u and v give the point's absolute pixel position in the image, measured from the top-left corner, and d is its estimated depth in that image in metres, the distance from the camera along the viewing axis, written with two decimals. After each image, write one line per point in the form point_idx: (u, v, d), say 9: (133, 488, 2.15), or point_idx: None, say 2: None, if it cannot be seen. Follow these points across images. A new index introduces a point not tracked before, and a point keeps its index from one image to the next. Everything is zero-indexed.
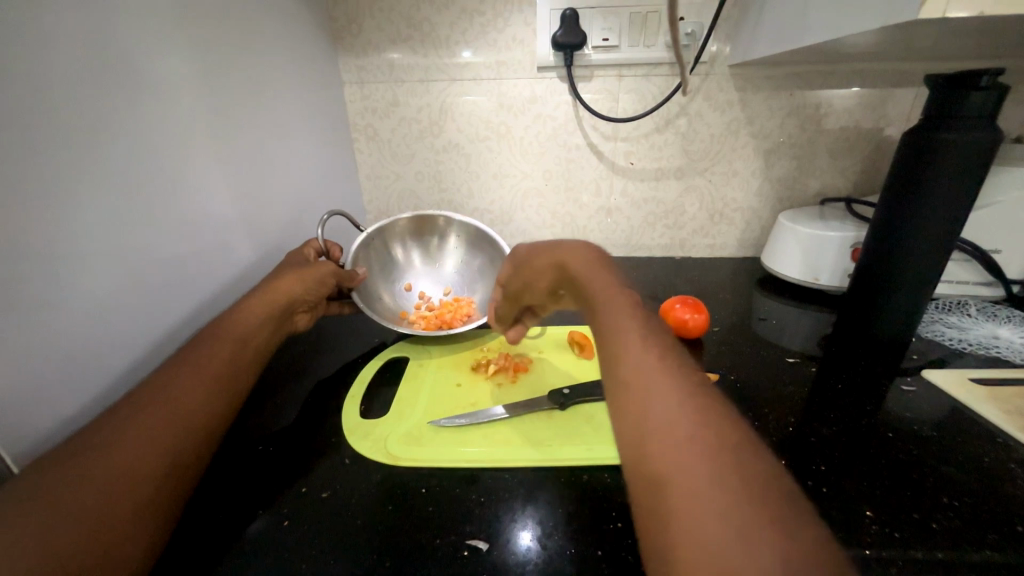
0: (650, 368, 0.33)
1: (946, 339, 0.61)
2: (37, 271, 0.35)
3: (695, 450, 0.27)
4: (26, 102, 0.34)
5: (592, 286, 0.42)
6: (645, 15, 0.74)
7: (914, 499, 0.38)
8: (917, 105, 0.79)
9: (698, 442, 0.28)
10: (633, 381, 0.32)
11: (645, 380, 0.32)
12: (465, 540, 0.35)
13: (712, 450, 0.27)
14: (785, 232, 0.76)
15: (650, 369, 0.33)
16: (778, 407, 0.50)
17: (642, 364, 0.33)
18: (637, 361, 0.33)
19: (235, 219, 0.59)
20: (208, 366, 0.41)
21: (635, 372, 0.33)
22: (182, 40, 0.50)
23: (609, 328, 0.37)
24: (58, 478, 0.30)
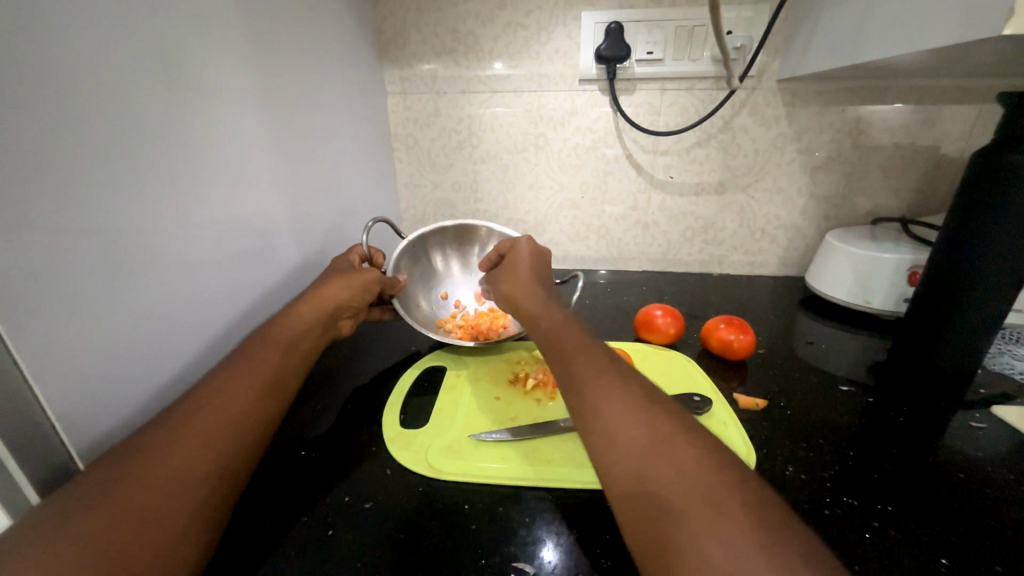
0: (612, 391, 0.37)
1: (1015, 372, 0.58)
2: (105, 273, 0.37)
3: (664, 458, 0.31)
4: (101, 111, 0.36)
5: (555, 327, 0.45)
6: (691, 28, 0.74)
7: (993, 549, 0.36)
8: (979, 124, 0.75)
9: (664, 450, 0.32)
10: (598, 405, 0.36)
11: (608, 401, 0.36)
12: (510, 562, 0.34)
13: (677, 456, 0.31)
14: (835, 252, 0.73)
15: (611, 394, 0.36)
16: (834, 439, 0.47)
17: (602, 388, 0.37)
18: (596, 385, 0.37)
19: (283, 225, 0.61)
20: (259, 370, 0.42)
21: (599, 395, 0.37)
22: (240, 51, 0.52)
23: (574, 370, 0.40)
24: (121, 478, 0.31)
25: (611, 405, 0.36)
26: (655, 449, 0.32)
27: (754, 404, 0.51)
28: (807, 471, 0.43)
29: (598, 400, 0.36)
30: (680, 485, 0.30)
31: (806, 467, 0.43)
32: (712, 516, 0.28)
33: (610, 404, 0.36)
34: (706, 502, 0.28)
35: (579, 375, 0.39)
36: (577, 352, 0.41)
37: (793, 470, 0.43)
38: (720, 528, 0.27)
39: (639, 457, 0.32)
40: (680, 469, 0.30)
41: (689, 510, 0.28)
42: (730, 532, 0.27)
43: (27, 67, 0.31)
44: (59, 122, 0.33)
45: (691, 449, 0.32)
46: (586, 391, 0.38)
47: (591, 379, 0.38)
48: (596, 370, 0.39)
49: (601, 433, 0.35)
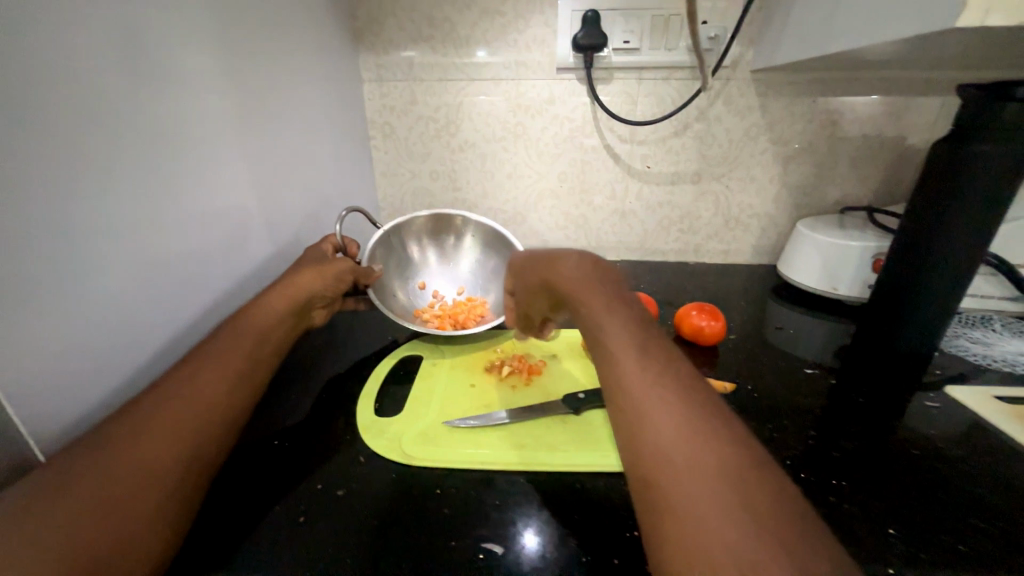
0: (646, 377, 0.32)
1: (969, 354, 0.60)
2: (66, 263, 0.36)
3: (688, 453, 0.28)
4: (56, 95, 0.35)
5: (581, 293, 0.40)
6: (667, 18, 0.74)
7: (940, 520, 0.38)
8: (942, 115, 0.77)
9: (692, 445, 0.28)
10: (631, 391, 0.32)
11: (643, 387, 0.32)
12: (481, 544, 0.35)
13: (705, 452, 0.28)
14: (805, 240, 0.75)
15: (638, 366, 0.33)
16: (797, 420, 0.49)
17: (638, 371, 0.32)
18: (634, 368, 0.33)
19: (255, 214, 0.60)
20: (230, 360, 0.41)
21: (629, 379, 0.32)
22: (207, 34, 0.50)
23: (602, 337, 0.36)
24: (86, 468, 0.30)
25: (645, 391, 0.31)
26: (680, 443, 0.29)
27: (723, 388, 0.53)
28: (771, 451, 0.45)
29: (630, 385, 0.32)
30: (705, 486, 0.27)
31: (770, 447, 0.45)
32: (736, 523, 0.25)
33: (642, 389, 0.32)
34: (730, 507, 0.26)
35: (613, 356, 0.34)
36: (612, 331, 0.36)
37: None
38: (743, 536, 0.24)
39: (662, 450, 0.29)
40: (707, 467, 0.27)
41: (716, 509, 0.26)
42: (755, 543, 0.24)
43: None
44: (12, 107, 0.32)
45: (718, 446, 0.28)
46: (621, 374, 0.33)
47: (627, 360, 0.33)
48: (634, 351, 0.34)
49: (628, 422, 0.31)
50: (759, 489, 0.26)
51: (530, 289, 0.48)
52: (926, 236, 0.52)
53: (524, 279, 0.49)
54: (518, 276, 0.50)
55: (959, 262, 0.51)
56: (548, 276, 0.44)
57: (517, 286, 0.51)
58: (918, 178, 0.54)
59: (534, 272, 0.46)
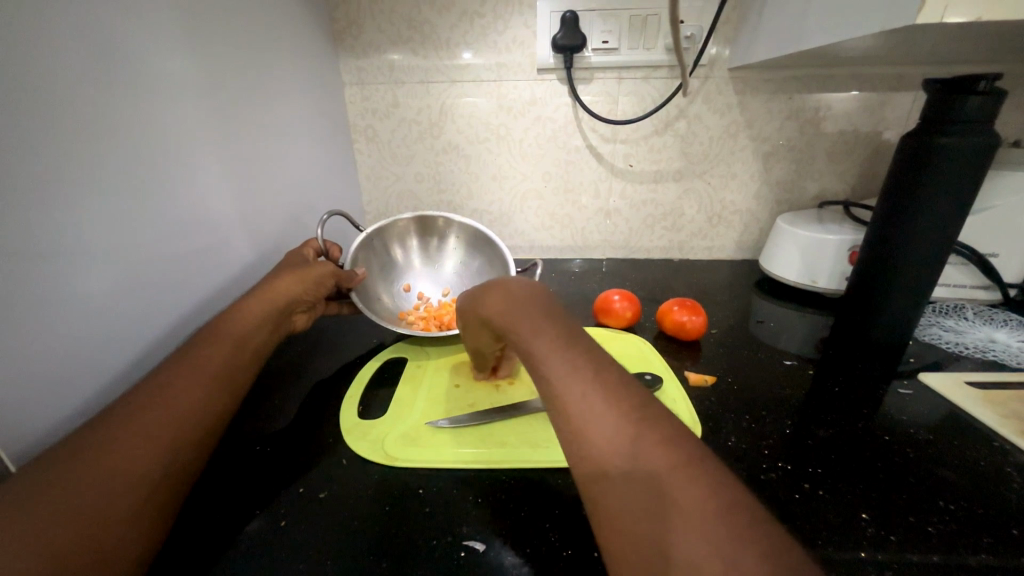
0: (585, 394, 0.32)
1: (943, 342, 0.62)
2: (37, 272, 0.35)
3: (634, 462, 0.28)
4: (26, 101, 0.34)
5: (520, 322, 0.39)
6: (644, 18, 0.75)
7: (909, 502, 0.39)
8: (914, 110, 0.79)
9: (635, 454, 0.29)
10: (571, 412, 0.32)
11: (584, 404, 0.31)
12: (462, 541, 0.35)
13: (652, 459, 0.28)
14: (784, 235, 0.76)
15: (583, 390, 0.32)
16: (776, 410, 0.50)
17: (577, 390, 0.32)
18: (574, 388, 0.32)
19: (235, 220, 0.59)
20: (207, 366, 0.41)
21: (569, 398, 0.32)
22: (182, 39, 0.50)
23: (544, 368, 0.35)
24: (56, 478, 0.30)
25: (587, 408, 0.31)
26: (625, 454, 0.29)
27: (703, 381, 0.54)
28: (749, 441, 0.45)
29: (570, 405, 0.32)
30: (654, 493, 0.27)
31: (749, 437, 0.46)
32: (684, 526, 0.25)
33: (585, 407, 0.31)
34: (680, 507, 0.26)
35: (552, 378, 0.34)
36: (548, 352, 0.35)
37: (735, 441, 0.45)
38: (692, 535, 0.25)
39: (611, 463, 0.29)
40: (654, 474, 0.28)
41: (681, 519, 0.25)
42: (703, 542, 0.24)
43: None
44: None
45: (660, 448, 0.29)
46: (561, 397, 0.33)
47: (565, 379, 0.33)
48: (573, 371, 0.33)
49: (576, 444, 0.31)
50: (703, 484, 0.27)
51: (473, 327, 0.47)
52: (890, 244, 0.54)
53: (468, 319, 0.48)
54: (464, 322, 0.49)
55: (931, 260, 0.52)
56: (482, 310, 0.44)
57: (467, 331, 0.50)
58: (884, 189, 0.55)
59: (472, 307, 0.46)
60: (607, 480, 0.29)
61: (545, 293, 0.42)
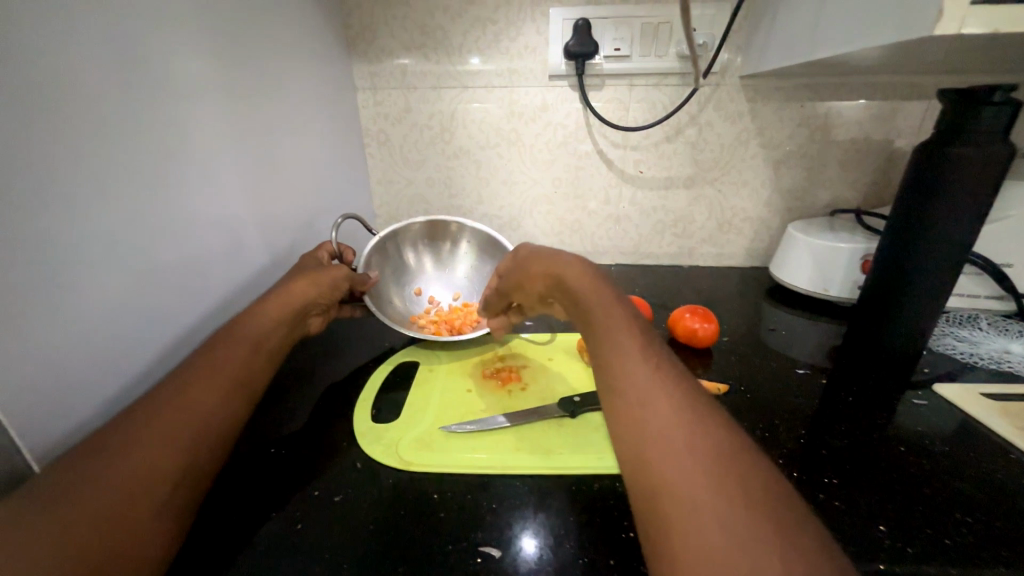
0: (641, 376, 0.34)
1: (956, 352, 0.61)
2: (60, 274, 0.36)
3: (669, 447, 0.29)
4: (54, 106, 0.35)
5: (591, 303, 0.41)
6: (656, 26, 0.75)
7: (926, 514, 0.38)
8: (927, 119, 0.79)
9: (671, 439, 0.30)
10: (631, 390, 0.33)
11: (638, 384, 0.33)
12: (478, 547, 0.35)
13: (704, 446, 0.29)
14: (795, 243, 0.76)
15: (644, 371, 0.34)
16: (790, 419, 0.50)
17: (632, 370, 0.34)
18: (629, 368, 0.35)
19: (250, 223, 0.60)
20: (225, 368, 0.41)
21: (623, 377, 0.35)
22: (201, 44, 0.51)
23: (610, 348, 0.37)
24: (80, 478, 0.30)
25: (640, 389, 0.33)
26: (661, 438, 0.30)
27: (716, 389, 0.54)
28: (763, 450, 0.45)
29: (623, 382, 0.34)
30: (681, 481, 0.28)
31: (762, 446, 0.46)
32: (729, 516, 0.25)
33: (637, 387, 0.33)
34: (706, 500, 0.26)
35: (616, 353, 0.36)
36: (614, 331, 0.38)
37: None
38: (712, 523, 0.25)
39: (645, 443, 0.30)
40: (705, 461, 0.28)
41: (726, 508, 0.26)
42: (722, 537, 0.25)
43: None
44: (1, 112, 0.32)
45: (700, 441, 0.29)
46: (618, 373, 0.35)
47: (623, 359, 0.36)
48: (633, 354, 0.36)
49: (619, 417, 0.33)
50: (736, 477, 0.27)
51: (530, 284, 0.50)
52: (904, 249, 0.54)
53: (521, 273, 0.51)
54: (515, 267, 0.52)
55: (948, 268, 0.52)
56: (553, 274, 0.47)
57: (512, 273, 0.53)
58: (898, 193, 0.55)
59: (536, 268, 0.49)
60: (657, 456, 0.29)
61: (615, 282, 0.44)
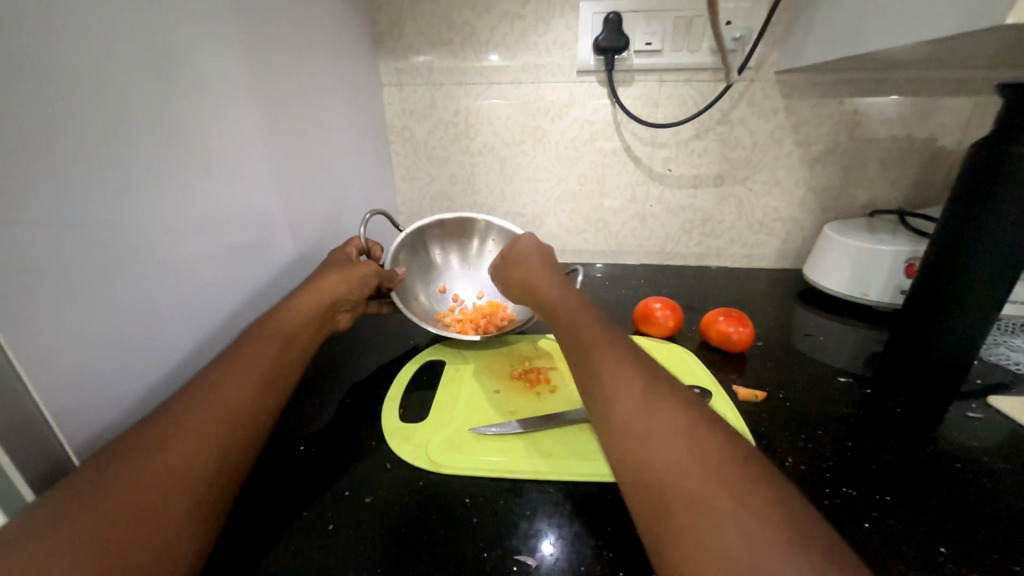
0: (634, 396, 0.36)
1: (1010, 363, 0.58)
2: (99, 268, 0.36)
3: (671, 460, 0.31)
4: (90, 100, 0.35)
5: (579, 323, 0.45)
6: (690, 19, 0.73)
7: (990, 538, 0.36)
8: (975, 116, 0.75)
9: (672, 453, 0.32)
10: (623, 402, 0.36)
11: (626, 399, 0.36)
12: (513, 555, 0.34)
13: (698, 455, 0.31)
14: (832, 245, 0.73)
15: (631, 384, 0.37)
16: (833, 429, 0.47)
17: (625, 391, 0.37)
18: (621, 390, 0.37)
19: (279, 219, 0.60)
20: (257, 364, 0.41)
21: (618, 398, 0.37)
22: (232, 40, 0.51)
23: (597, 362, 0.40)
24: (119, 473, 0.30)
25: (635, 408, 0.35)
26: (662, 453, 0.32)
27: (752, 396, 0.52)
28: (807, 462, 0.43)
29: (618, 403, 0.36)
30: (688, 492, 0.30)
31: (805, 457, 0.44)
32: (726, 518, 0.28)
33: (631, 406, 0.36)
34: (714, 507, 0.28)
35: (603, 368, 0.39)
36: (601, 351, 0.41)
37: (793, 461, 0.43)
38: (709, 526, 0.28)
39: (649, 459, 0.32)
40: (695, 467, 0.30)
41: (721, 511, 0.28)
42: (733, 539, 0.27)
43: (23, 58, 0.31)
44: (38, 104, 0.32)
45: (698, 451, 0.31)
46: (613, 395, 0.37)
47: (615, 381, 0.38)
48: (623, 375, 0.38)
49: (617, 439, 0.35)
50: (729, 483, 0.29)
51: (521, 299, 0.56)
52: (951, 256, 0.51)
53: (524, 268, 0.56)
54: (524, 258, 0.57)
55: (999, 277, 0.49)
56: (540, 296, 0.52)
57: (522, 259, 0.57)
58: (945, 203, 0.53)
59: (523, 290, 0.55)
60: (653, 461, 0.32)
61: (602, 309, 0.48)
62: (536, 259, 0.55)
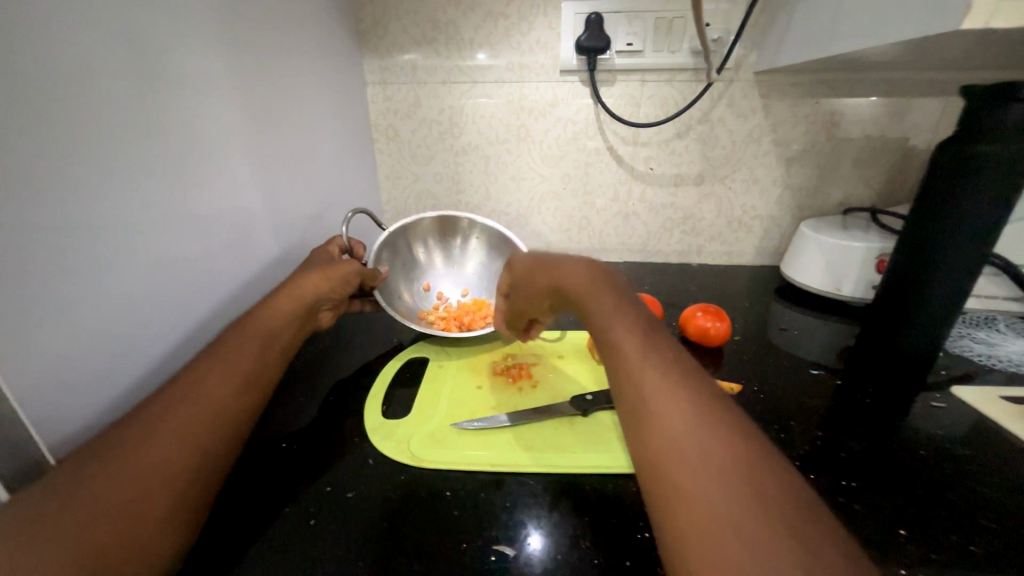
0: (655, 378, 0.34)
1: (974, 355, 0.61)
2: (77, 267, 0.36)
3: (683, 448, 0.30)
4: (70, 98, 0.35)
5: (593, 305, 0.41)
6: (670, 20, 0.74)
7: (949, 520, 0.38)
8: (944, 116, 0.78)
9: (691, 447, 0.30)
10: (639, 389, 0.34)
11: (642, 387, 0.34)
12: (492, 546, 0.35)
13: (713, 452, 0.29)
14: (808, 242, 0.75)
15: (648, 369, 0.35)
16: (805, 419, 0.49)
17: (648, 379, 0.34)
18: (644, 376, 0.34)
19: (261, 217, 0.60)
20: (239, 362, 0.41)
21: (637, 377, 0.35)
22: (214, 38, 0.51)
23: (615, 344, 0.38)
24: (97, 471, 0.30)
25: (656, 391, 0.33)
26: (674, 439, 0.31)
27: (728, 389, 0.53)
28: (779, 451, 0.45)
29: (637, 384, 0.35)
30: (699, 492, 0.28)
31: (778, 447, 0.45)
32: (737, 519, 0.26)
33: (652, 398, 0.33)
34: (730, 509, 0.27)
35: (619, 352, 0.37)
36: (621, 336, 0.38)
37: None
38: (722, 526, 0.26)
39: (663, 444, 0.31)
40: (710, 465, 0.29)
41: (734, 514, 0.26)
42: (742, 532, 0.26)
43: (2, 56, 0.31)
44: (15, 103, 0.31)
45: (712, 440, 0.30)
46: (634, 376, 0.35)
47: (637, 368, 0.35)
48: (643, 356, 0.36)
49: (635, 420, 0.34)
50: (746, 484, 0.28)
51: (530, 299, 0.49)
52: (924, 252, 0.53)
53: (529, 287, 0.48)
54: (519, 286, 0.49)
55: (969, 266, 0.51)
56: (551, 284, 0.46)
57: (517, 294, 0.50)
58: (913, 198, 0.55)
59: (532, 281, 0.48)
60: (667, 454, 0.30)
61: (623, 283, 0.43)
62: (539, 265, 0.47)
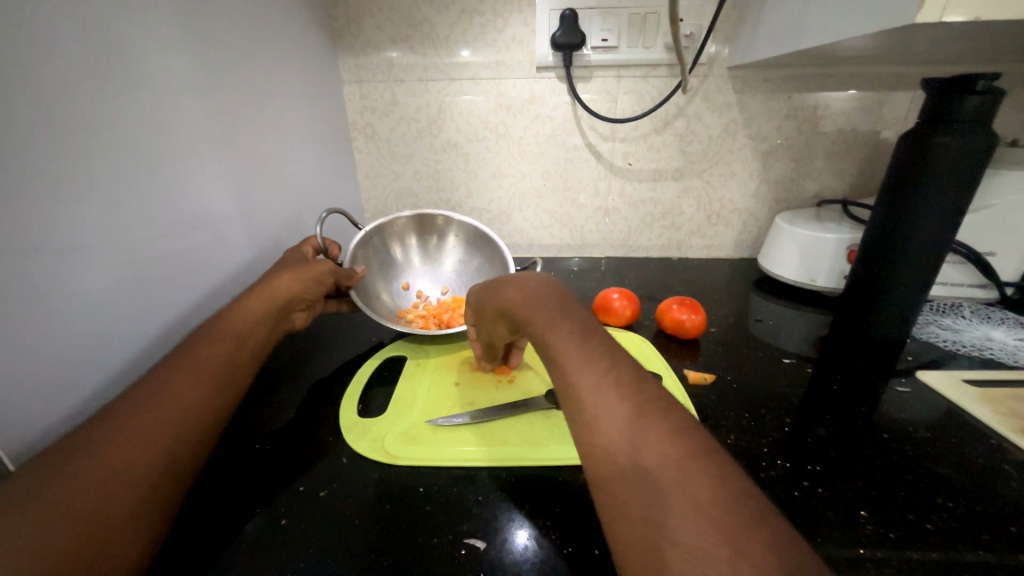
0: (603, 385, 0.32)
1: (940, 341, 0.62)
2: (34, 270, 0.35)
3: (640, 457, 0.29)
4: (24, 97, 0.34)
5: (532, 313, 0.40)
6: (643, 16, 0.74)
7: (908, 500, 0.39)
8: (912, 109, 0.79)
9: (638, 454, 0.29)
10: (584, 397, 0.32)
11: (587, 395, 0.32)
12: (463, 540, 0.35)
13: (661, 455, 0.28)
14: (782, 234, 0.77)
15: (591, 373, 0.33)
16: (776, 407, 0.50)
17: (591, 387, 0.33)
18: (586, 386, 0.33)
19: (233, 217, 0.59)
20: (205, 365, 0.41)
21: (585, 387, 0.33)
22: (180, 36, 0.50)
23: (557, 352, 0.36)
24: (59, 477, 0.30)
25: (598, 399, 0.32)
26: (632, 448, 0.29)
27: (703, 379, 0.54)
28: (749, 438, 0.46)
29: (585, 394, 0.33)
30: (650, 498, 0.27)
31: (748, 434, 0.46)
32: (685, 523, 0.25)
33: (595, 405, 0.32)
34: (679, 513, 0.26)
35: (562, 361, 0.35)
36: (562, 343, 0.36)
37: (734, 438, 0.46)
38: (674, 532, 0.25)
39: (617, 459, 0.29)
40: (658, 470, 0.28)
41: (684, 517, 0.25)
42: (710, 534, 0.24)
43: None
44: None
45: (670, 442, 0.29)
46: (575, 385, 0.33)
47: (578, 375, 0.34)
48: (589, 363, 0.34)
49: (584, 437, 0.31)
50: (694, 483, 0.27)
51: (489, 318, 0.47)
52: (891, 246, 0.54)
53: (485, 314, 0.47)
54: (477, 315, 0.49)
55: (933, 254, 0.52)
56: (500, 300, 0.44)
57: (479, 324, 0.49)
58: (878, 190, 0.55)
59: (489, 300, 0.46)
60: (614, 463, 0.29)
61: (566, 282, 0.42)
62: (487, 290, 0.46)
